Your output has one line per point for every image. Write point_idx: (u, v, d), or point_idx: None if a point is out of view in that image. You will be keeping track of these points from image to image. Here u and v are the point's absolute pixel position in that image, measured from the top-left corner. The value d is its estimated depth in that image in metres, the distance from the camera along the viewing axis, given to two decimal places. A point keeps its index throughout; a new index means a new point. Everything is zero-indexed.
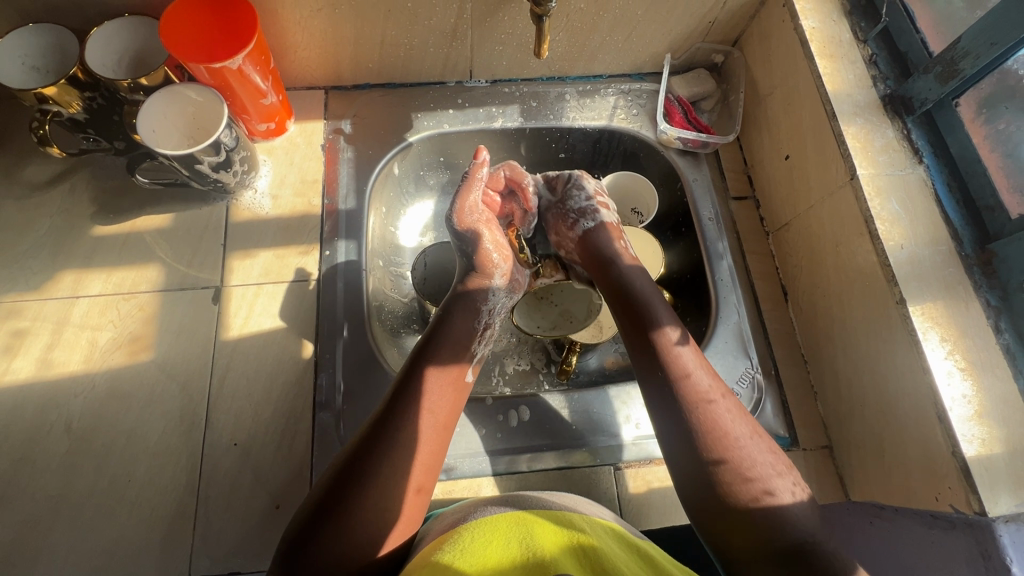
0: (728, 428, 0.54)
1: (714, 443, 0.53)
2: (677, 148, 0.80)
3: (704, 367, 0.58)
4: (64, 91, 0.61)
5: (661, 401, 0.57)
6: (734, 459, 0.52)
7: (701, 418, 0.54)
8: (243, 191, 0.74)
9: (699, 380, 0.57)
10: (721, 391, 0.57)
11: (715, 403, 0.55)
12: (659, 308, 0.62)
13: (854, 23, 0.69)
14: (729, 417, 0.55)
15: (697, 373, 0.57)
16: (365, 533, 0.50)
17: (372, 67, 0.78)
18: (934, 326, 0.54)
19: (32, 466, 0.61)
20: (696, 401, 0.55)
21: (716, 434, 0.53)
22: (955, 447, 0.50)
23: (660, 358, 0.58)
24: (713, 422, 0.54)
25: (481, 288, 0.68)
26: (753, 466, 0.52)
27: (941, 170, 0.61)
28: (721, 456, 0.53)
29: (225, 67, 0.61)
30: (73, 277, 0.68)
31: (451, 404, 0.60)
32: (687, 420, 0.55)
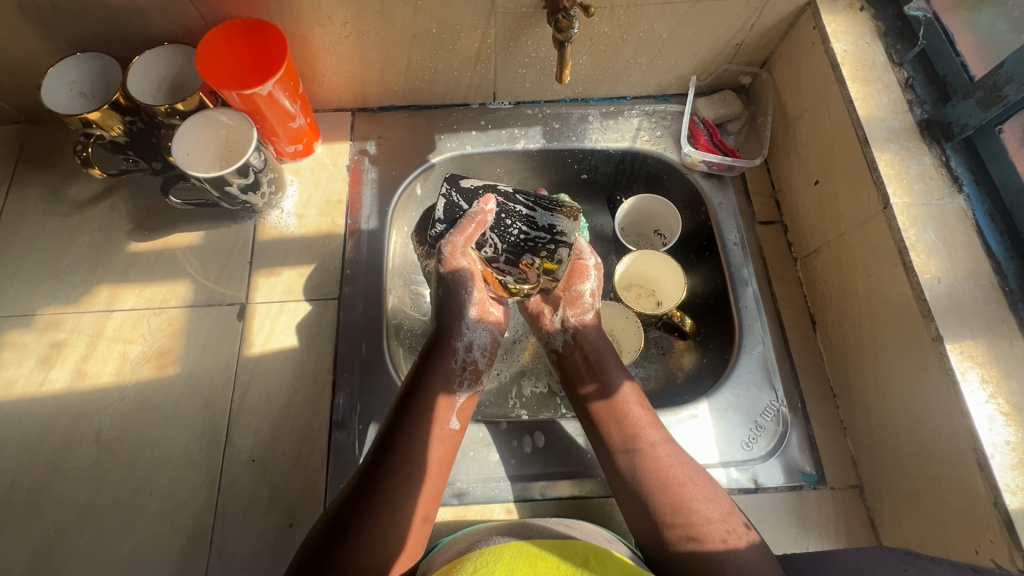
0: (669, 475, 0.57)
1: (665, 490, 0.56)
2: (702, 171, 0.78)
3: (644, 415, 0.61)
4: (106, 116, 0.64)
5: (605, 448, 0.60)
6: (680, 505, 0.55)
7: (643, 466, 0.58)
8: (271, 211, 0.76)
9: (645, 433, 0.59)
10: (667, 441, 0.59)
11: (653, 453, 0.58)
12: (611, 363, 0.66)
13: (889, 45, 0.66)
14: (674, 465, 0.57)
15: (641, 423, 0.60)
16: (373, 555, 0.51)
17: (397, 90, 0.79)
18: (974, 365, 0.51)
19: (63, 474, 0.63)
20: (638, 450, 0.58)
21: (660, 480, 0.56)
22: (997, 497, 0.47)
23: (601, 408, 0.62)
24: (654, 470, 0.57)
25: (460, 304, 0.68)
26: (694, 511, 0.54)
27: (982, 200, 0.58)
28: (672, 505, 0.55)
29: (256, 92, 0.63)
30: (109, 291, 0.71)
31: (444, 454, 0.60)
32: (627, 470, 0.58)
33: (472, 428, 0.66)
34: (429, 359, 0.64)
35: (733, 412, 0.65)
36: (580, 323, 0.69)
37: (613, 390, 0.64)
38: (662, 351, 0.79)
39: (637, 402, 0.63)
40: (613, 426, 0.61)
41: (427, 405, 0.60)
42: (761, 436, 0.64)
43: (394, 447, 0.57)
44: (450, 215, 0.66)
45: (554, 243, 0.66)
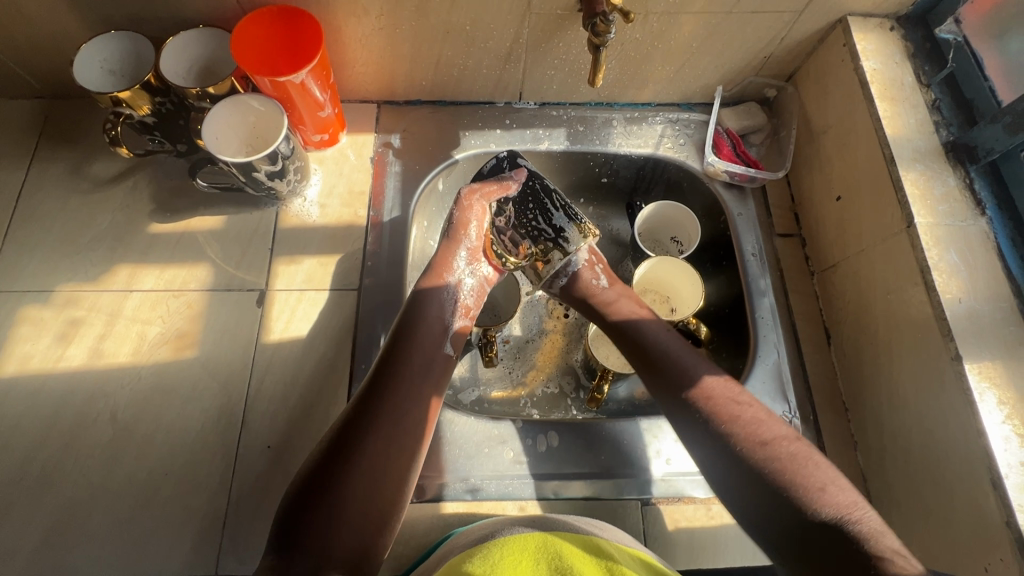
0: (800, 474, 0.52)
1: (796, 476, 0.51)
2: (723, 181, 0.79)
3: (738, 395, 0.58)
4: (137, 95, 0.65)
5: (717, 447, 0.55)
6: (814, 487, 0.51)
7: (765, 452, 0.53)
8: (294, 199, 0.76)
9: (761, 428, 0.55)
10: (793, 437, 0.55)
11: (778, 449, 0.53)
12: (681, 349, 0.62)
13: (917, 66, 0.67)
14: (805, 461, 0.53)
15: (739, 405, 0.57)
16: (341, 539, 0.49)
17: (425, 84, 0.79)
18: (992, 387, 0.52)
19: (77, 451, 0.63)
20: (756, 446, 0.54)
21: (790, 476, 0.51)
22: (1010, 517, 0.48)
23: (701, 402, 0.57)
24: (782, 465, 0.52)
25: (445, 255, 0.68)
26: (834, 494, 0.50)
27: (1003, 223, 0.59)
28: (809, 490, 0.50)
29: (289, 80, 0.63)
30: (129, 271, 0.71)
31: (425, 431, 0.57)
32: (746, 458, 0.53)
33: (486, 425, 0.66)
34: (399, 345, 0.60)
35: None
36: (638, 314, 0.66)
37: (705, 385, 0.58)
38: None
39: (735, 393, 0.58)
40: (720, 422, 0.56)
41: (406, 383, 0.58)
42: None
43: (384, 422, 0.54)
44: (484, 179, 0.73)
45: (555, 238, 0.70)
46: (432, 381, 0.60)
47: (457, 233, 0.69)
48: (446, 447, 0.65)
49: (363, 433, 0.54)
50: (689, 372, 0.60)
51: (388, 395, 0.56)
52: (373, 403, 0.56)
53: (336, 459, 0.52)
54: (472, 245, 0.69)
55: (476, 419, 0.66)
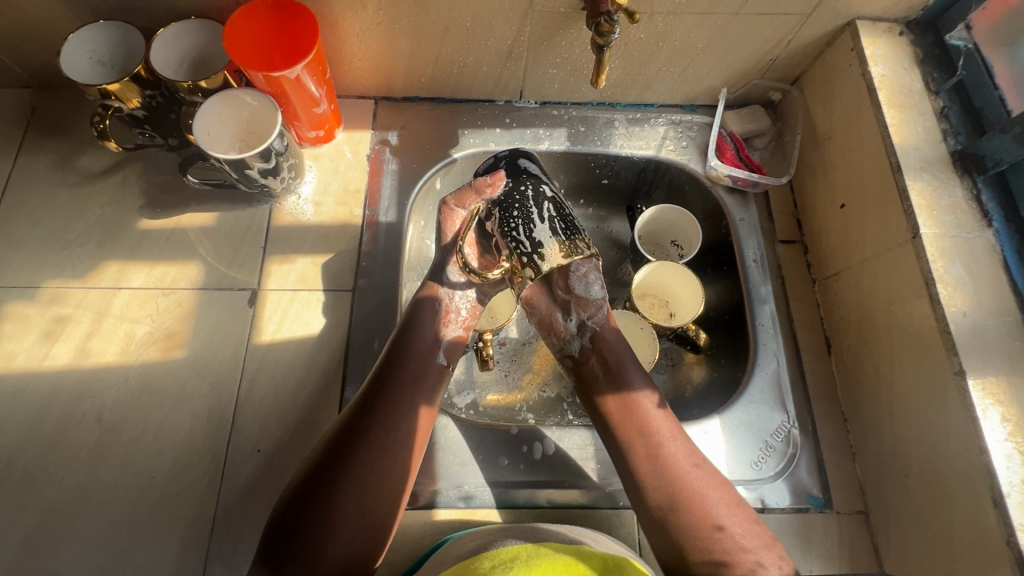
0: (708, 505, 0.54)
1: (693, 505, 0.53)
2: (726, 185, 0.77)
3: (667, 424, 0.58)
4: (126, 88, 0.62)
5: (628, 456, 0.57)
6: (720, 540, 0.52)
7: (669, 477, 0.55)
8: (288, 196, 0.74)
9: (683, 462, 0.56)
10: (710, 473, 0.56)
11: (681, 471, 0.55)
12: (622, 370, 0.62)
13: (926, 73, 0.66)
14: (710, 491, 0.54)
15: (667, 440, 0.57)
16: (341, 542, 0.49)
17: (423, 81, 0.78)
18: (995, 403, 0.52)
19: (62, 453, 0.61)
20: (669, 469, 0.55)
21: (693, 508, 0.53)
22: (1011, 535, 0.48)
23: (626, 416, 0.59)
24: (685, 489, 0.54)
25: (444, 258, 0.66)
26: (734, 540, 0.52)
27: (1010, 236, 0.58)
28: (700, 525, 0.53)
29: (284, 75, 0.61)
30: (117, 268, 0.69)
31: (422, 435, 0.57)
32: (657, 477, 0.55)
33: (480, 432, 0.65)
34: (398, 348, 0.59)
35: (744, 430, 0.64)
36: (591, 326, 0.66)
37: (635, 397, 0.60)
38: (671, 363, 0.78)
39: (664, 414, 0.59)
40: (636, 437, 0.57)
41: (404, 386, 0.57)
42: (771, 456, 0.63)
43: (381, 425, 0.54)
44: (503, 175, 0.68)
45: (531, 252, 0.62)
46: (429, 387, 0.59)
47: (444, 230, 0.66)
48: (440, 453, 0.63)
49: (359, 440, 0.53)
50: (624, 387, 0.61)
51: (383, 397, 0.56)
52: (370, 409, 0.55)
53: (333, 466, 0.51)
54: (465, 249, 0.67)
55: (471, 425, 0.65)
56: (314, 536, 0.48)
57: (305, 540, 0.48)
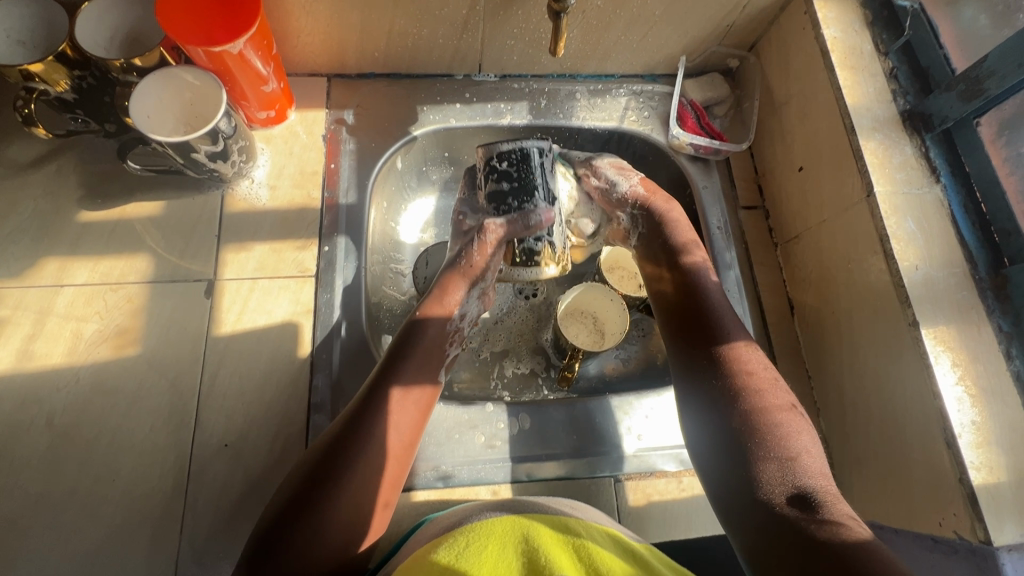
0: (791, 447, 0.52)
1: (773, 445, 0.52)
2: (688, 154, 0.78)
3: (772, 374, 0.58)
4: (52, 69, 0.58)
5: (723, 403, 0.55)
6: (797, 471, 0.50)
7: (767, 422, 0.53)
8: (240, 180, 0.71)
9: (777, 402, 0.55)
10: (791, 407, 0.55)
11: (778, 416, 0.54)
12: (728, 322, 0.61)
13: (875, 34, 0.67)
14: (790, 432, 0.53)
15: (764, 381, 0.56)
16: (335, 534, 0.48)
17: (378, 56, 0.75)
18: (946, 350, 0.54)
19: (11, 463, 0.58)
20: (758, 414, 0.54)
21: (773, 442, 0.52)
22: (963, 474, 0.51)
23: (730, 368, 0.57)
24: (767, 430, 0.53)
25: (450, 286, 0.65)
26: (817, 483, 0.49)
27: (957, 190, 0.60)
28: (787, 459, 0.51)
29: (225, 50, 0.58)
30: (58, 264, 0.65)
31: (420, 422, 0.56)
32: (751, 406, 0.54)
33: (455, 411, 0.64)
34: (406, 348, 0.58)
35: None
36: (694, 267, 0.66)
37: (737, 346, 0.59)
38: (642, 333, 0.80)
39: (762, 362, 0.58)
40: (738, 380, 0.56)
41: (407, 373, 0.56)
42: None
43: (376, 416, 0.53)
44: (500, 200, 0.61)
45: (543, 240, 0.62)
46: (427, 372, 0.58)
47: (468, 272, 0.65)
48: None
49: (350, 441, 0.51)
50: (727, 336, 0.60)
51: (378, 389, 0.55)
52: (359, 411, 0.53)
53: (319, 470, 0.49)
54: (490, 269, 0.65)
55: (446, 405, 0.65)
56: (304, 535, 0.47)
57: (293, 539, 0.46)
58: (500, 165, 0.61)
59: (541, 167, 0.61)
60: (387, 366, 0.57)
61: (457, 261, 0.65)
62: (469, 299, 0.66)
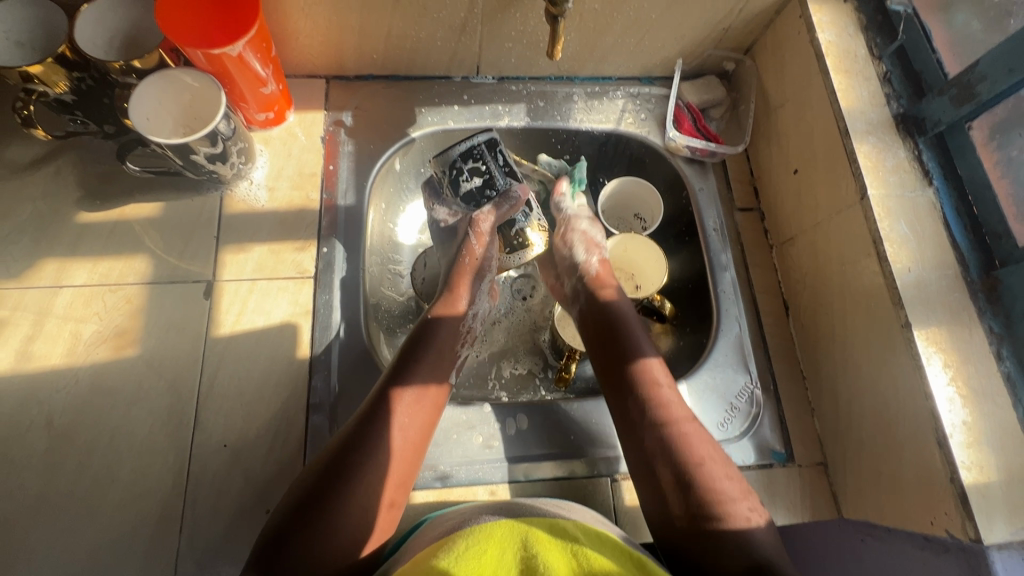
0: (687, 454, 0.54)
1: (681, 456, 0.53)
2: (685, 156, 0.78)
3: (670, 388, 0.59)
4: (51, 71, 0.58)
5: (622, 416, 0.58)
6: (700, 478, 0.52)
7: (673, 433, 0.55)
8: (239, 182, 0.71)
9: (662, 413, 0.56)
10: (688, 417, 0.57)
11: (675, 428, 0.55)
12: (636, 338, 0.64)
13: (870, 39, 0.68)
14: (684, 442, 0.54)
15: (660, 394, 0.58)
16: (344, 537, 0.48)
17: (376, 58, 0.75)
18: (938, 351, 0.55)
19: (10, 463, 0.58)
20: (669, 427, 0.55)
21: (678, 453, 0.54)
22: (954, 473, 0.51)
23: (634, 382, 0.59)
24: (677, 443, 0.54)
25: (462, 284, 0.67)
26: (713, 487, 0.51)
27: (949, 193, 0.61)
28: (677, 469, 0.53)
29: (224, 53, 0.58)
30: (56, 265, 0.65)
31: (432, 421, 0.57)
32: (634, 413, 0.57)
33: (454, 412, 0.65)
34: (420, 350, 0.60)
35: (709, 394, 0.66)
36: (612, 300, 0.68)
37: (641, 363, 0.61)
38: None
39: (666, 377, 0.60)
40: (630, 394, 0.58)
41: (422, 374, 0.58)
42: (736, 417, 0.65)
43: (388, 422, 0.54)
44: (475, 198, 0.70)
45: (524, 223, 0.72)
46: (437, 373, 0.60)
47: (471, 259, 0.68)
48: None
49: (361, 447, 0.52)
50: (636, 353, 0.62)
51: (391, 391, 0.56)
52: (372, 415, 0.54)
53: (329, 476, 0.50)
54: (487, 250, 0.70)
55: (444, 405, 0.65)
56: (311, 539, 0.47)
57: (300, 545, 0.46)
58: (464, 165, 0.69)
59: (498, 156, 0.70)
60: (400, 368, 0.58)
61: (462, 261, 0.68)
62: (483, 295, 0.70)
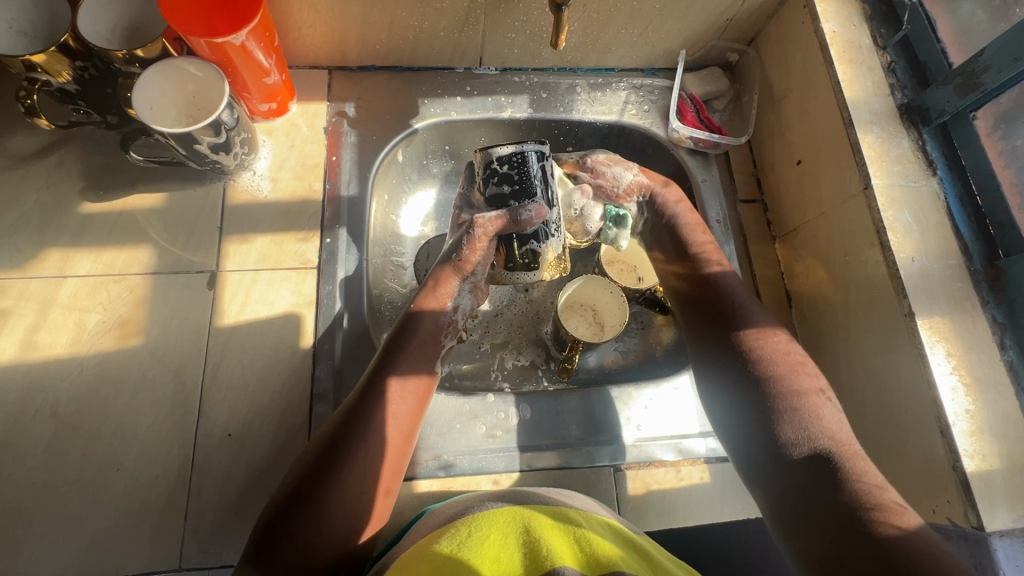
0: (829, 433, 0.53)
1: (824, 438, 0.52)
2: (687, 147, 0.78)
3: (796, 363, 0.58)
4: (53, 59, 0.58)
5: (752, 396, 0.57)
6: (846, 460, 0.51)
7: (808, 413, 0.54)
8: (242, 172, 0.71)
9: (795, 390, 0.55)
10: (821, 394, 0.56)
11: (809, 405, 0.55)
12: (749, 309, 0.62)
13: (874, 28, 0.68)
14: (811, 418, 0.54)
15: (793, 370, 0.57)
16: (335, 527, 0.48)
17: (379, 49, 0.75)
18: (941, 340, 0.55)
19: (15, 452, 0.58)
20: (803, 403, 0.55)
21: (817, 435, 0.52)
22: (956, 462, 0.51)
23: (761, 358, 0.58)
24: (811, 421, 0.53)
25: (444, 281, 0.63)
26: (862, 472, 0.50)
27: (953, 183, 0.61)
28: (824, 449, 0.52)
29: (228, 42, 0.58)
30: (60, 256, 0.65)
31: (417, 413, 0.57)
32: (773, 390, 0.56)
33: (457, 402, 0.65)
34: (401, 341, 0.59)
35: None
36: (720, 270, 0.65)
37: (761, 337, 0.60)
38: (641, 327, 0.81)
39: (798, 354, 0.59)
40: (762, 369, 0.57)
41: (408, 364, 0.57)
42: None
43: (373, 414, 0.53)
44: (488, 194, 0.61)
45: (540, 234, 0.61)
46: (424, 365, 0.59)
47: (462, 263, 0.63)
48: None
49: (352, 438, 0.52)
50: (756, 326, 0.60)
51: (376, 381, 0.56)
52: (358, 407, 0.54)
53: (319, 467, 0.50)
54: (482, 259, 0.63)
55: (446, 395, 0.65)
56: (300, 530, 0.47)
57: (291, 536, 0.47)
58: (499, 168, 0.60)
59: (539, 168, 0.60)
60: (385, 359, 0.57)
61: (451, 255, 0.64)
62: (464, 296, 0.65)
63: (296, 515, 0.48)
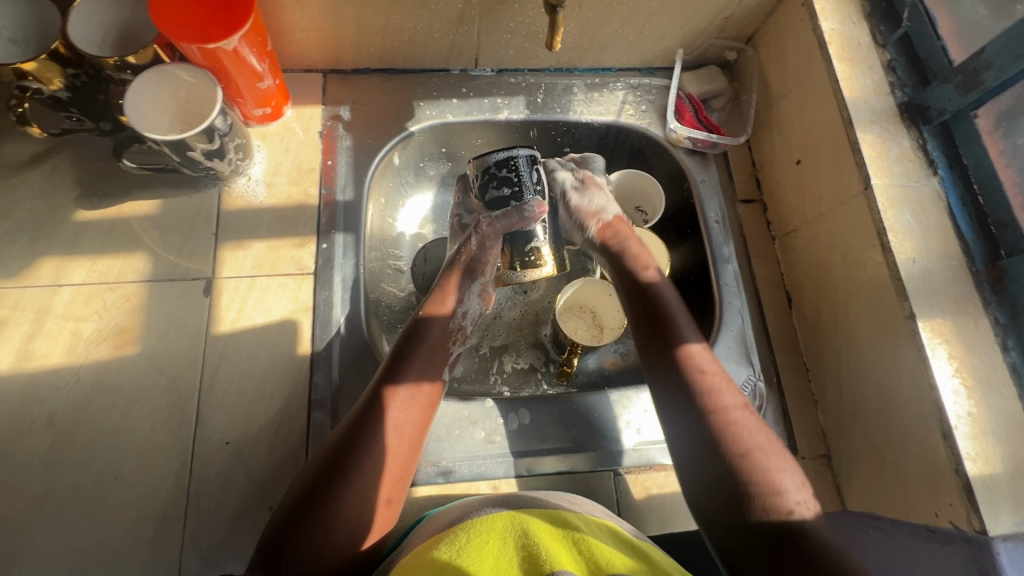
0: (737, 442, 0.52)
1: (728, 446, 0.52)
2: (685, 148, 0.77)
3: (717, 374, 0.57)
4: (44, 67, 0.57)
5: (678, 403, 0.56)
6: (756, 470, 0.51)
7: (721, 423, 0.53)
8: (237, 178, 0.70)
9: (716, 399, 0.55)
10: (741, 405, 0.55)
11: (721, 415, 0.54)
12: (682, 324, 0.61)
13: (873, 26, 0.67)
14: (746, 432, 0.53)
15: (709, 379, 0.56)
16: (340, 532, 0.48)
17: (374, 51, 0.74)
18: (943, 342, 0.54)
19: (12, 462, 0.58)
20: (719, 414, 0.54)
21: (727, 443, 0.52)
22: (959, 465, 0.51)
23: (683, 368, 0.57)
24: (719, 431, 0.53)
25: (453, 287, 0.65)
26: (772, 479, 0.50)
27: (954, 182, 0.60)
28: (727, 456, 0.51)
29: (219, 47, 0.57)
30: (55, 265, 0.65)
31: (425, 420, 0.56)
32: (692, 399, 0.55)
33: (455, 407, 0.65)
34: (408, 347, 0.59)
35: None
36: (653, 281, 0.65)
37: (687, 348, 0.58)
38: None
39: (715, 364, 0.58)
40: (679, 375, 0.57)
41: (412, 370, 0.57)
42: None
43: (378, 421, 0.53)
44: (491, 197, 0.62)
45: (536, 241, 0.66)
46: (431, 370, 0.59)
47: (469, 267, 0.66)
48: None
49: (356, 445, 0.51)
50: (683, 335, 0.59)
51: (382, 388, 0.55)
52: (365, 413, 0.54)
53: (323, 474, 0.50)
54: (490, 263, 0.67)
55: (445, 401, 0.65)
56: (307, 538, 0.47)
57: (296, 543, 0.47)
58: (498, 172, 0.61)
59: (533, 171, 0.62)
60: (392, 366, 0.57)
61: (457, 258, 0.67)
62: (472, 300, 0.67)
63: (297, 524, 0.47)
